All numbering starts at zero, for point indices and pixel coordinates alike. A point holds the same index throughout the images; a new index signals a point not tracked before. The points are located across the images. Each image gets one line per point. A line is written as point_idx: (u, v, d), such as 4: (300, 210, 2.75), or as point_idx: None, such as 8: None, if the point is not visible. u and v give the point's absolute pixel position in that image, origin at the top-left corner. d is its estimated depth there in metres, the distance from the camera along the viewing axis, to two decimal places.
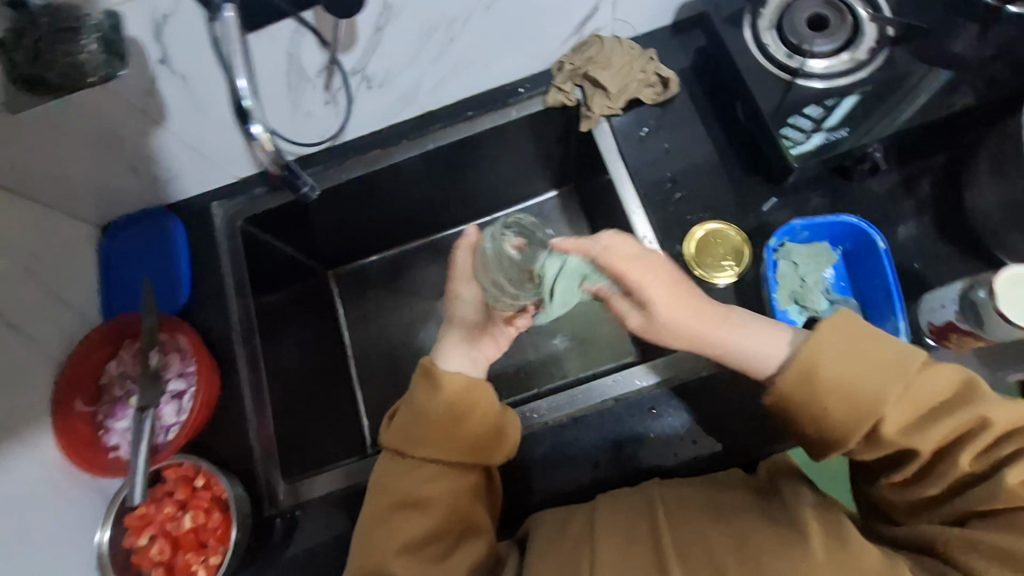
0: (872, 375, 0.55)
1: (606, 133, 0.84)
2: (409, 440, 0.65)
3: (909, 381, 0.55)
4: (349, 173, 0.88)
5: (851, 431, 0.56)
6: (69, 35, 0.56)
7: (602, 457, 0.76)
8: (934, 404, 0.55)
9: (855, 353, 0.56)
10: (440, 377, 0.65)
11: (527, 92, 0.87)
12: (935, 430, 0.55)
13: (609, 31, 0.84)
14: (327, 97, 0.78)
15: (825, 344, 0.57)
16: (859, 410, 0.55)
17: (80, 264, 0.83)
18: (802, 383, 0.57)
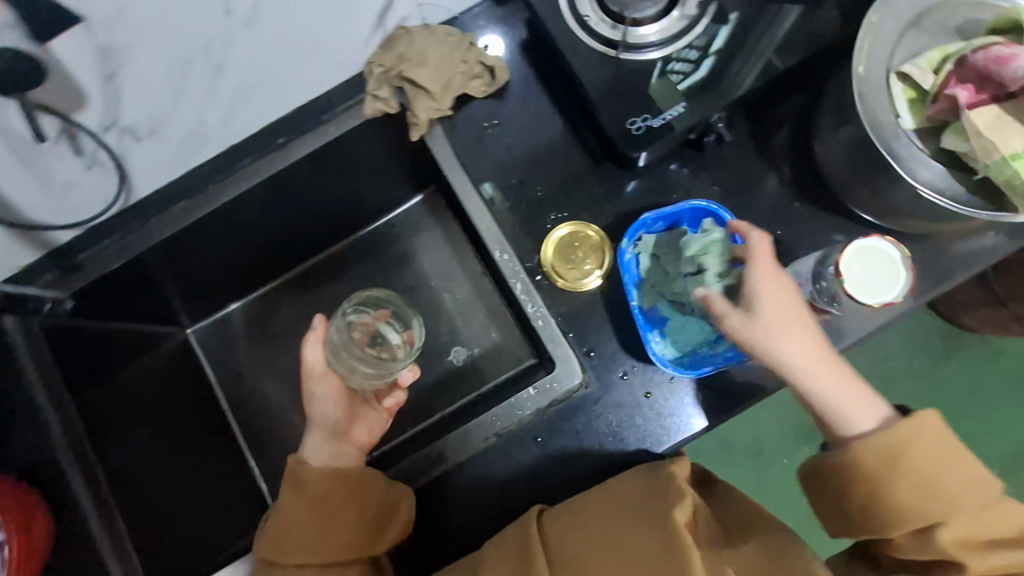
0: (932, 471, 0.56)
1: (440, 137, 0.74)
2: (279, 548, 0.64)
3: (934, 479, 0.56)
4: (156, 235, 0.77)
5: (884, 516, 0.57)
6: None
7: (492, 498, 0.72)
8: (954, 505, 0.56)
9: (933, 449, 0.56)
10: (304, 477, 0.66)
11: (342, 102, 0.76)
12: (947, 527, 0.56)
13: (419, 19, 0.71)
14: (86, 161, 0.65)
15: (910, 439, 0.57)
16: (893, 500, 0.57)
17: None
18: (851, 465, 0.58)
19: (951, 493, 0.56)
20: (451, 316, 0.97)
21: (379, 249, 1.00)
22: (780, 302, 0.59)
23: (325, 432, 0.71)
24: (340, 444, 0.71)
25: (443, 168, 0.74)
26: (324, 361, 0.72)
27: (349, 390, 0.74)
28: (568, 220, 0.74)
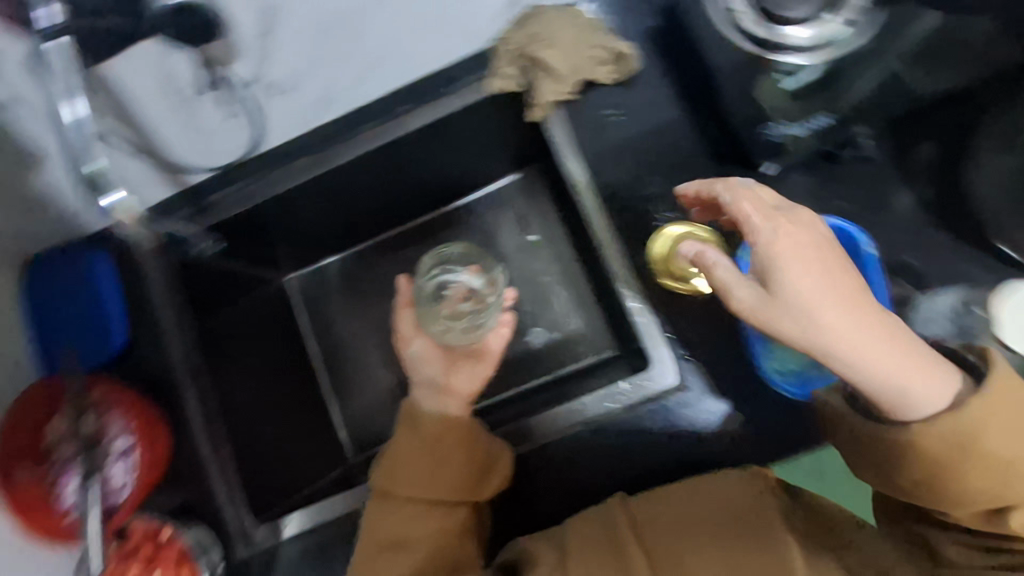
0: (1007, 447, 0.49)
1: (560, 121, 0.75)
2: (394, 482, 0.69)
3: (1004, 455, 0.50)
4: (279, 186, 0.79)
5: (943, 493, 0.52)
6: None
7: (573, 480, 0.75)
8: (1010, 477, 0.51)
9: (1010, 423, 0.49)
10: (421, 419, 0.71)
11: (465, 78, 0.75)
12: (1006, 494, 0.51)
13: (553, 1, 0.73)
14: (225, 110, 0.72)
15: (984, 412, 0.49)
16: (954, 476, 0.51)
17: (4, 312, 0.77)
18: (913, 444, 0.51)
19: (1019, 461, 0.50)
20: (534, 295, 0.98)
21: (473, 222, 1.01)
22: (785, 241, 0.50)
23: (431, 391, 0.75)
24: (445, 397, 0.74)
25: (559, 153, 0.75)
26: (415, 324, 0.79)
27: (444, 346, 0.78)
28: (681, 220, 0.73)
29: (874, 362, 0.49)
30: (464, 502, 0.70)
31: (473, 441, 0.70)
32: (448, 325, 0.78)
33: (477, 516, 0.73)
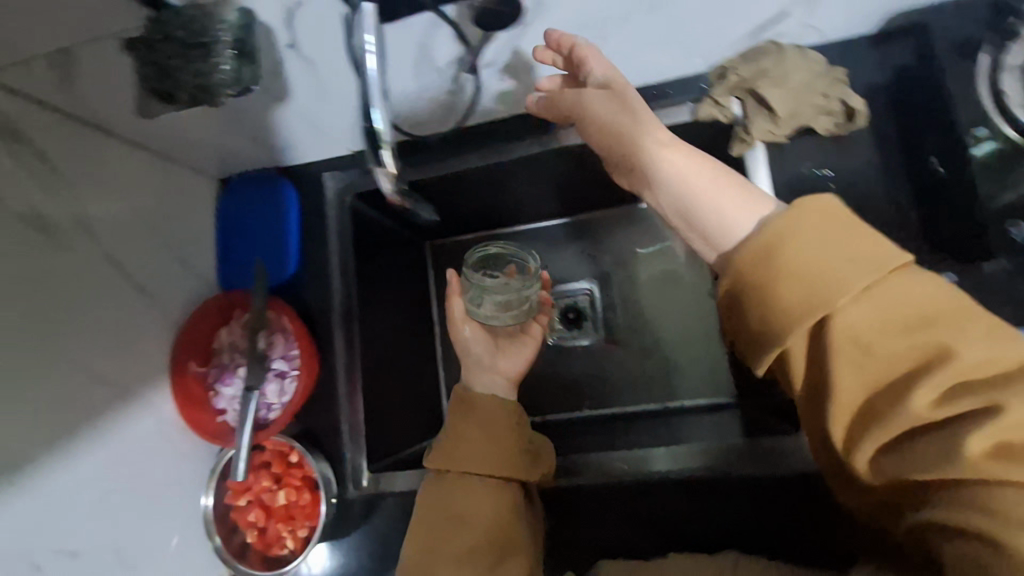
0: (816, 260, 0.40)
1: (760, 157, 0.72)
2: (452, 458, 0.70)
3: (863, 271, 0.39)
4: (465, 164, 0.79)
5: (768, 317, 0.42)
6: (195, 52, 0.60)
7: (653, 524, 0.74)
8: (897, 310, 0.38)
9: (824, 239, 0.40)
10: (475, 403, 0.74)
11: (674, 97, 0.75)
12: (878, 349, 0.39)
13: (789, 39, 0.69)
14: (454, 84, 0.70)
15: (807, 220, 0.41)
16: (799, 295, 0.40)
17: (200, 221, 0.85)
18: (766, 251, 0.42)
19: (861, 287, 0.39)
20: (662, 323, 0.97)
21: (611, 235, 1.00)
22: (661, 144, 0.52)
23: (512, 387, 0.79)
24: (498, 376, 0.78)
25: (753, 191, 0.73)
26: (463, 309, 0.83)
27: (489, 329, 0.83)
28: None
29: (719, 206, 0.46)
30: (515, 481, 0.70)
31: (515, 424, 0.74)
32: (490, 309, 0.83)
33: (529, 504, 0.72)
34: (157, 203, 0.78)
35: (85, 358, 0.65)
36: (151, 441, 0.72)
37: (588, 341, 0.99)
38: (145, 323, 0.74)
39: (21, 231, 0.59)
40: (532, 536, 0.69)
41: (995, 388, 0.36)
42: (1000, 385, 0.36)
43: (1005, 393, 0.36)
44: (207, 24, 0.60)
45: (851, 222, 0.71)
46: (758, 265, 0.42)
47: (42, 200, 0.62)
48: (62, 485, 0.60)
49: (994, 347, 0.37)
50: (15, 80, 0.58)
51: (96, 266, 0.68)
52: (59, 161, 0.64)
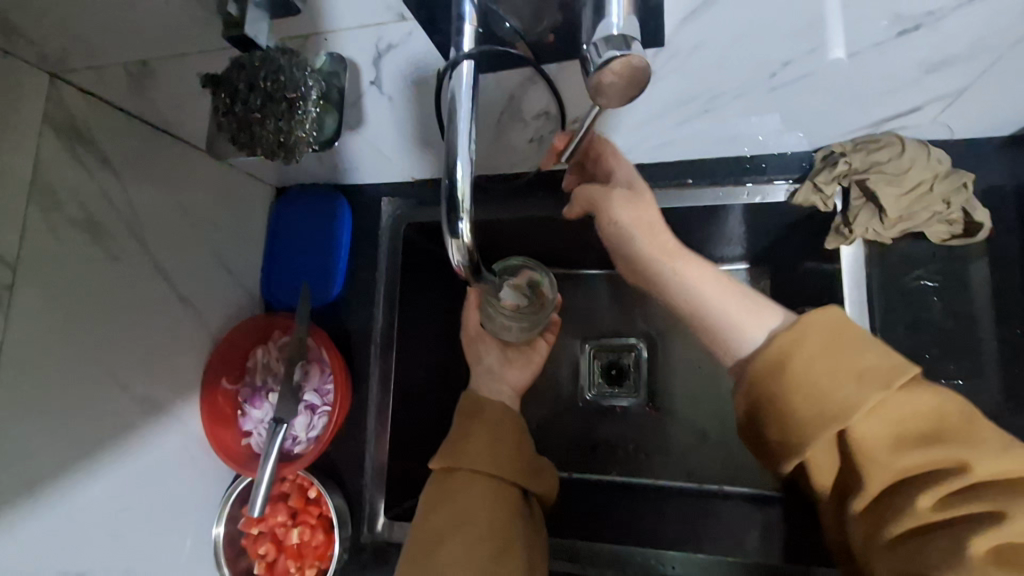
0: (830, 373, 0.43)
1: (857, 254, 0.67)
2: (456, 455, 0.66)
3: (876, 384, 0.42)
4: (534, 211, 0.76)
5: (791, 419, 0.44)
6: (281, 105, 0.49)
7: None
8: (905, 425, 0.42)
9: (834, 351, 0.44)
10: (482, 406, 0.70)
11: (770, 172, 0.70)
12: (898, 457, 0.41)
13: (914, 131, 0.62)
14: (535, 135, 0.64)
15: (812, 336, 0.45)
16: (813, 404, 0.44)
17: (251, 230, 0.83)
18: (781, 362, 0.45)
19: (876, 399, 0.42)
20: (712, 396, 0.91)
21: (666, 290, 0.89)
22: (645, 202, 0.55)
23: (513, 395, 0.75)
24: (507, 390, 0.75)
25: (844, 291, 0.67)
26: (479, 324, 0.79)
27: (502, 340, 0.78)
28: None
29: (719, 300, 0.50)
30: (518, 486, 0.66)
31: (521, 434, 0.69)
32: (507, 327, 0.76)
33: (531, 515, 0.66)
34: (213, 213, 0.75)
35: (125, 374, 0.63)
36: (173, 458, 0.70)
37: (629, 402, 0.90)
38: (185, 336, 0.72)
39: (79, 239, 0.57)
40: (533, 547, 0.63)
41: (1006, 499, 0.38)
42: (1006, 495, 0.38)
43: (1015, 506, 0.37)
44: (294, 74, 0.50)
45: (947, 344, 0.66)
46: (768, 370, 0.46)
47: (101, 209, 0.59)
48: (83, 507, 0.58)
49: (1007, 463, 0.38)
50: (95, 86, 0.57)
51: (147, 280, 0.66)
52: (122, 170, 0.61)
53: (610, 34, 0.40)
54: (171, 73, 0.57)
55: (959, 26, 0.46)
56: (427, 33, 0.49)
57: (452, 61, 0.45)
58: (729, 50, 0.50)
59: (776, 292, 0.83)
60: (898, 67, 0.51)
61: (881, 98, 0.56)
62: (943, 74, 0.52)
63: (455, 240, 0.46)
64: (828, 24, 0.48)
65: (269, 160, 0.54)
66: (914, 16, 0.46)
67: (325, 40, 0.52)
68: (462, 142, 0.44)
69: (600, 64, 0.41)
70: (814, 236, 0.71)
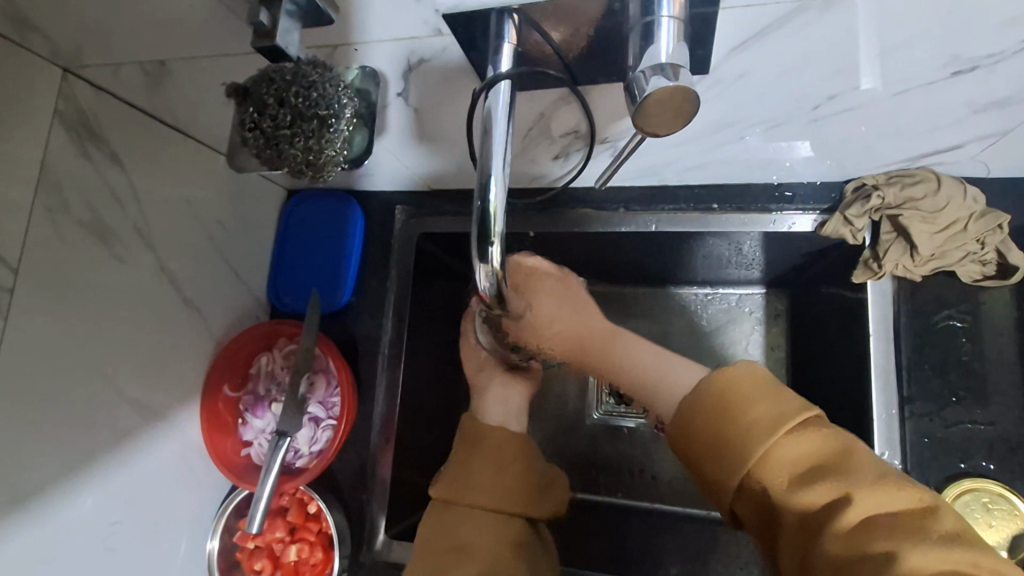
0: (731, 422, 0.46)
1: (885, 289, 0.65)
2: (457, 485, 0.62)
3: (765, 431, 0.44)
4: (553, 227, 0.74)
5: (705, 472, 0.47)
6: (309, 122, 0.45)
7: None
8: (801, 466, 0.43)
9: (726, 404, 0.47)
10: (483, 434, 0.67)
11: (797, 202, 0.68)
12: (796, 497, 0.42)
13: (951, 166, 0.61)
14: (560, 153, 0.63)
15: (707, 392, 0.48)
16: (714, 451, 0.46)
17: (259, 232, 0.80)
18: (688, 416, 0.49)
19: (769, 444, 0.44)
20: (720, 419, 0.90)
21: (678, 311, 0.86)
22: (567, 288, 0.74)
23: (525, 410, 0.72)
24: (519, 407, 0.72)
25: (868, 329, 0.65)
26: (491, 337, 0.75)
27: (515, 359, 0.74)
28: (990, 480, 0.62)
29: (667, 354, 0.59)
30: (521, 515, 0.62)
31: (529, 463, 0.66)
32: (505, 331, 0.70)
33: (539, 544, 0.63)
34: (223, 214, 0.73)
35: (123, 380, 0.60)
36: (170, 468, 0.68)
37: (637, 423, 0.87)
38: (188, 341, 0.69)
39: (83, 240, 0.55)
40: None
41: (894, 536, 0.38)
42: (894, 528, 0.39)
43: (901, 543, 0.38)
44: (326, 90, 0.45)
45: (974, 386, 0.64)
46: (680, 433, 0.49)
47: (109, 210, 0.57)
48: (77, 519, 0.56)
49: (885, 494, 0.40)
50: (108, 83, 0.54)
51: (153, 284, 0.63)
52: (133, 170, 0.59)
53: (659, 61, 0.39)
54: (188, 74, 0.55)
55: (1015, 70, 0.45)
56: (463, 49, 0.47)
57: (489, 81, 0.43)
58: (773, 82, 0.49)
59: (795, 319, 0.81)
60: (943, 105, 0.50)
61: (923, 133, 0.55)
62: (991, 112, 0.51)
63: (484, 265, 0.43)
64: (874, 65, 0.46)
65: (295, 177, 0.48)
66: (971, 58, 0.44)
67: (355, 50, 0.50)
68: (496, 166, 0.42)
69: (647, 93, 0.39)
70: (841, 268, 0.69)
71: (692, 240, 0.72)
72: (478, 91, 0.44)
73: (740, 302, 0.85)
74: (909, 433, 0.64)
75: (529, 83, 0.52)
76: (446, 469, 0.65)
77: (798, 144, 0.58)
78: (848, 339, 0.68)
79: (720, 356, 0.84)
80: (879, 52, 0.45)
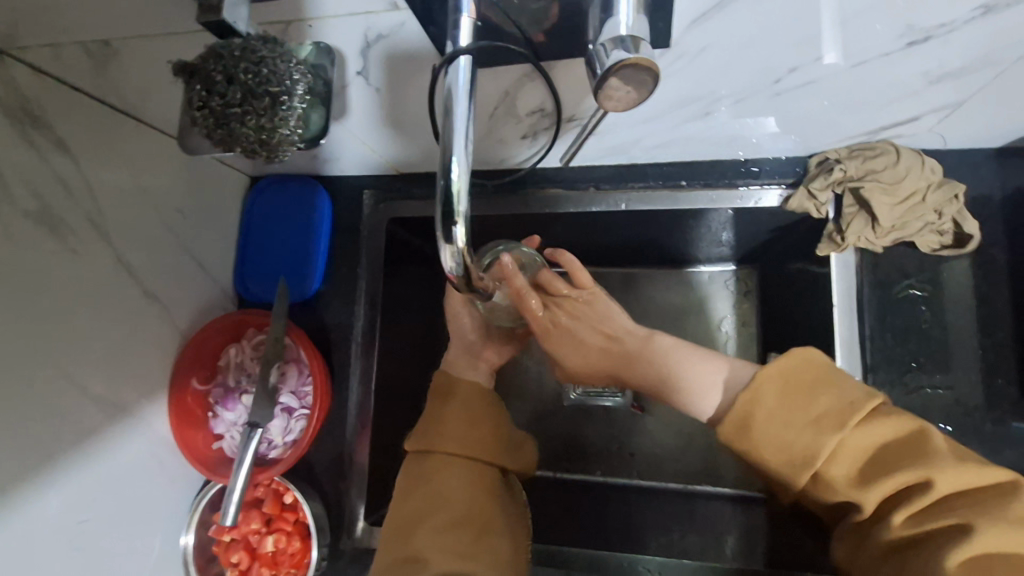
0: (794, 419, 0.48)
1: (849, 262, 0.67)
2: (432, 436, 0.63)
3: (833, 425, 0.47)
4: (524, 207, 0.73)
5: (770, 466, 0.50)
6: (261, 101, 0.44)
7: None
8: (873, 454, 0.46)
9: (791, 400, 0.49)
10: (456, 386, 0.67)
11: (763, 176, 0.69)
12: (871, 487, 0.45)
13: (909, 139, 0.62)
14: (527, 132, 0.62)
15: (768, 386, 0.50)
16: (780, 449, 0.48)
17: (222, 220, 0.78)
18: (746, 416, 0.50)
19: (838, 438, 0.46)
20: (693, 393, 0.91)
21: (651, 290, 0.87)
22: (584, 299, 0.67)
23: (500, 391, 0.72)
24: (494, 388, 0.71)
25: (831, 301, 0.67)
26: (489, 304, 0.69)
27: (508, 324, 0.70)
28: None
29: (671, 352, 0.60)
30: (493, 465, 0.64)
31: (501, 416, 0.67)
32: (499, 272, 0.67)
33: (509, 493, 0.65)
34: (183, 203, 0.71)
35: (83, 376, 0.58)
36: (140, 463, 0.66)
37: (614, 402, 0.87)
38: (152, 333, 0.68)
39: (32, 232, 0.52)
40: (512, 526, 0.62)
41: (971, 512, 0.41)
42: (969, 504, 0.42)
43: (981, 521, 0.41)
44: (277, 67, 0.44)
45: (933, 352, 0.66)
46: (739, 431, 0.50)
47: (58, 200, 0.54)
48: (44, 520, 0.54)
49: (961, 474, 0.43)
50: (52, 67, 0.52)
51: (110, 276, 0.61)
52: (83, 158, 0.56)
53: (620, 33, 0.38)
54: (135, 52, 0.53)
55: (968, 39, 0.46)
56: (421, 24, 0.46)
57: (448, 56, 0.42)
58: (738, 53, 0.48)
59: (764, 294, 0.82)
60: (902, 76, 0.51)
61: (882, 105, 0.55)
62: (946, 83, 0.51)
63: (449, 245, 0.43)
64: (836, 36, 0.46)
65: (250, 159, 0.47)
66: (925, 28, 0.45)
67: (310, 26, 0.48)
68: (460, 143, 0.41)
69: (608, 66, 0.39)
70: (806, 241, 0.70)
71: (662, 218, 0.73)
72: (438, 69, 0.43)
73: (712, 279, 0.86)
74: None
75: (491, 59, 0.51)
76: (422, 420, 0.66)
77: (762, 119, 0.59)
78: (815, 312, 0.69)
79: (693, 333, 0.85)
80: (839, 23, 0.45)
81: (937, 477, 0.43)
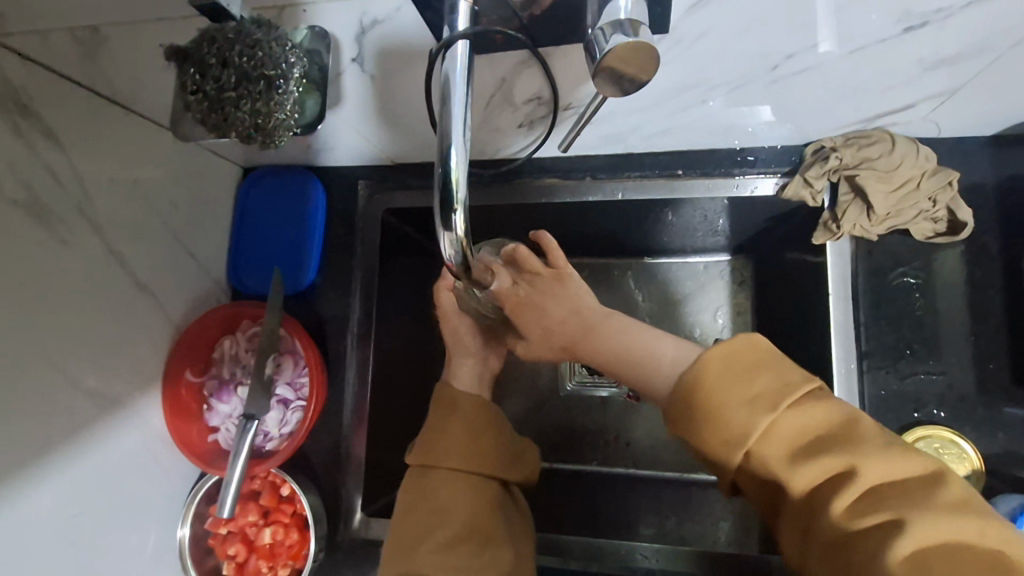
0: (730, 398, 0.48)
1: (842, 250, 0.67)
2: (430, 453, 0.64)
3: (768, 406, 0.47)
4: (520, 197, 0.73)
5: (706, 449, 0.49)
6: (257, 85, 0.43)
7: None
8: (804, 438, 0.45)
9: (730, 378, 0.49)
10: (457, 400, 0.68)
11: (758, 166, 0.69)
12: (802, 472, 0.44)
13: (905, 127, 0.63)
14: (524, 121, 0.62)
15: (710, 366, 0.50)
16: (716, 431, 0.48)
17: (214, 211, 0.77)
18: (687, 395, 0.51)
19: (771, 419, 0.46)
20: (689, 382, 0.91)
21: (646, 281, 0.87)
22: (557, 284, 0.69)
23: None
24: None
25: (825, 289, 0.67)
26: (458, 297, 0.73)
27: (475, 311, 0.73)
28: (944, 427, 0.64)
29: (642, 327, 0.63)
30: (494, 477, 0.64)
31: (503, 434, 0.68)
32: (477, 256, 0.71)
33: (514, 502, 0.65)
34: (174, 193, 0.70)
35: (76, 369, 0.57)
36: (134, 456, 0.66)
37: (610, 392, 0.88)
38: (145, 325, 0.67)
39: (22, 223, 0.51)
40: (519, 537, 0.62)
41: (901, 505, 0.40)
42: (899, 495, 0.41)
43: (911, 512, 0.40)
44: (273, 51, 0.43)
45: (926, 339, 0.67)
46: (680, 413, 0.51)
47: (48, 189, 0.53)
48: (37, 515, 0.54)
49: (890, 464, 0.42)
50: (41, 55, 0.51)
51: (101, 267, 0.60)
52: (73, 148, 0.55)
53: (619, 18, 0.38)
54: None
55: (964, 25, 0.46)
56: (417, 8, 0.45)
57: (445, 42, 0.42)
58: (734, 38, 0.48)
59: (759, 283, 0.82)
60: (898, 63, 0.51)
61: (877, 93, 0.55)
62: (942, 70, 0.52)
63: (449, 233, 0.42)
64: (831, 22, 0.46)
65: (245, 145, 0.46)
66: (921, 13, 0.45)
67: (304, 11, 0.49)
68: (457, 127, 0.41)
69: (607, 50, 0.38)
70: (801, 230, 0.71)
71: (657, 208, 0.73)
72: (434, 56, 0.43)
73: (707, 269, 0.86)
74: (867, 387, 0.67)
75: (488, 45, 0.51)
76: (420, 436, 0.66)
77: (758, 108, 0.59)
78: (809, 301, 0.70)
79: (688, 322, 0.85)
80: None
81: (863, 465, 0.43)
